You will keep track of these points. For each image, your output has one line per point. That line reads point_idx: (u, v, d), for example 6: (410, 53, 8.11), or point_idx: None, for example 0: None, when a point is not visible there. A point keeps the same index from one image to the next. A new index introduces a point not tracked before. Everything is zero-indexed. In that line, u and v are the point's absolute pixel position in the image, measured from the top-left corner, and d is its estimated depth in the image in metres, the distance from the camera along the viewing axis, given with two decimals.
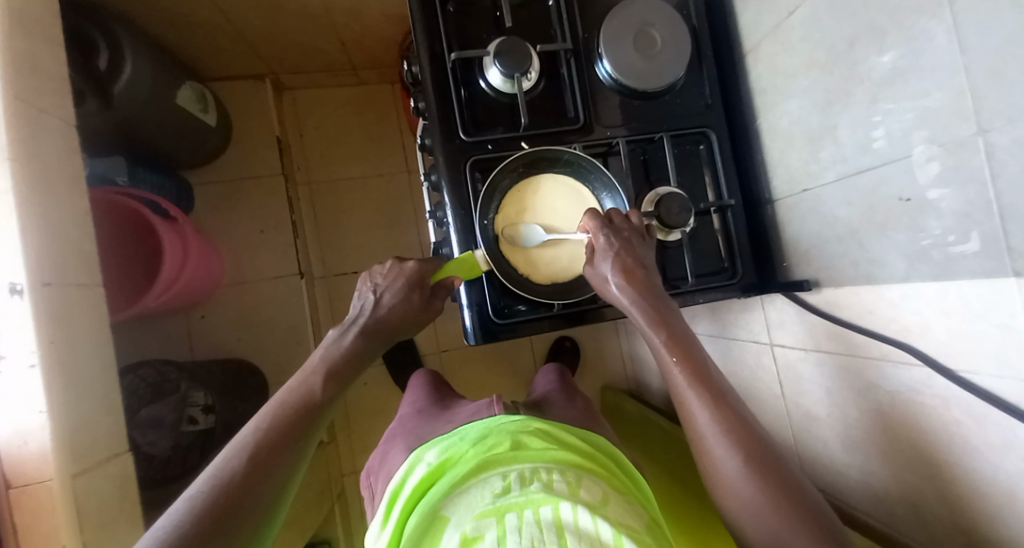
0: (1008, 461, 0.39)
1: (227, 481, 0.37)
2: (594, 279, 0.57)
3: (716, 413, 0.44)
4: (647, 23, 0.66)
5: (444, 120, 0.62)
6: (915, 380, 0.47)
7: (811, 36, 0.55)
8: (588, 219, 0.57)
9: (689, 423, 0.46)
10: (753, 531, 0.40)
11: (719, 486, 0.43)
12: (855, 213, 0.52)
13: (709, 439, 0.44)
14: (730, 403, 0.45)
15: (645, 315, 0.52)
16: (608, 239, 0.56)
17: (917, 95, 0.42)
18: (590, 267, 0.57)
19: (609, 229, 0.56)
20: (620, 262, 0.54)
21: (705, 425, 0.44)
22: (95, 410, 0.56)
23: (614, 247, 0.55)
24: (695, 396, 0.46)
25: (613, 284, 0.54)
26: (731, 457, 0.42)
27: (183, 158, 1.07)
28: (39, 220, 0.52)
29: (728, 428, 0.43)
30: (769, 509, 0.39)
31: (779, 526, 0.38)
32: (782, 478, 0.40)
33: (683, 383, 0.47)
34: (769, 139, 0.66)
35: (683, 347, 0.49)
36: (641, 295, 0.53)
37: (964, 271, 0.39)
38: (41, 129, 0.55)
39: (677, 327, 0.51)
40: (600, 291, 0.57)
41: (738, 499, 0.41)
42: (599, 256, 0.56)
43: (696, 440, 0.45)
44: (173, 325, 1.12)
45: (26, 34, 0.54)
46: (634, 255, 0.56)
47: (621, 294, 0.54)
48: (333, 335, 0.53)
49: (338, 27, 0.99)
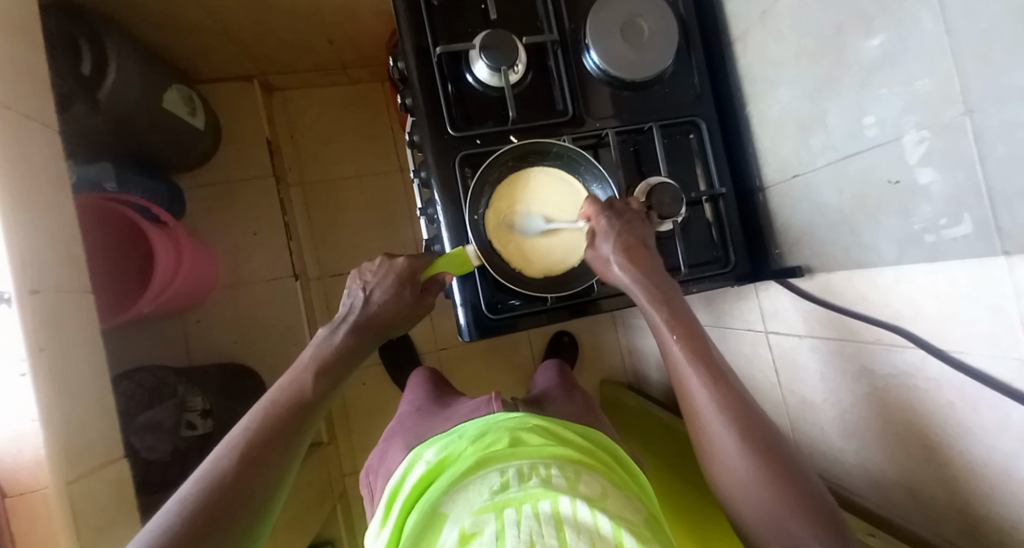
0: (1001, 440, 0.39)
1: (218, 482, 0.37)
2: (595, 262, 0.56)
3: (715, 390, 0.44)
4: (634, 13, 0.65)
5: (433, 115, 0.62)
6: (907, 363, 0.47)
7: (798, 21, 0.54)
8: (588, 205, 0.57)
9: (688, 401, 0.46)
10: (747, 509, 0.40)
11: (716, 463, 0.43)
12: (845, 200, 0.52)
13: (707, 418, 0.43)
14: (730, 381, 0.45)
15: (648, 294, 0.51)
16: (610, 221, 0.56)
17: (905, 80, 0.42)
18: (590, 250, 0.57)
19: (610, 212, 0.57)
20: (623, 242, 0.54)
21: (703, 404, 0.44)
22: (87, 417, 0.56)
23: (616, 228, 0.55)
24: (694, 375, 0.45)
25: (614, 265, 0.54)
26: (729, 436, 0.41)
27: (172, 162, 1.06)
28: (27, 227, 0.52)
29: (727, 406, 0.43)
30: (769, 491, 0.39)
31: (773, 502, 0.38)
32: (780, 457, 0.40)
33: (683, 363, 0.46)
34: (760, 128, 0.66)
35: (685, 325, 0.48)
36: (644, 274, 0.52)
37: (955, 255, 0.39)
38: (24, 136, 0.54)
39: (680, 308, 0.50)
40: (602, 274, 0.56)
41: (734, 478, 0.41)
42: (603, 238, 0.55)
43: (694, 419, 0.45)
44: (168, 330, 1.11)
45: (6, 41, 0.53)
46: (635, 236, 0.56)
47: (625, 274, 0.53)
48: (325, 333, 0.53)
49: (324, 26, 0.98)
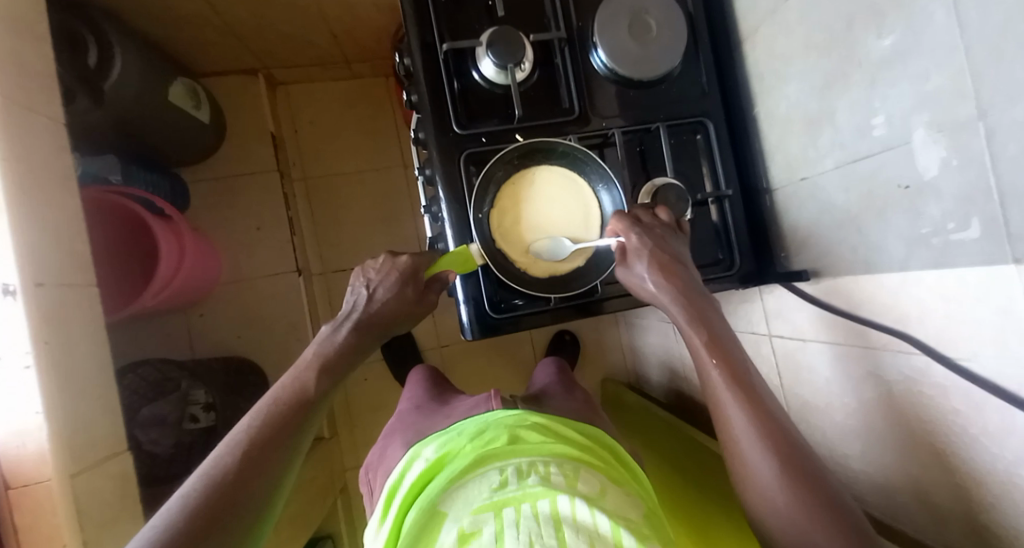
0: (1007, 448, 0.39)
1: (220, 478, 0.37)
2: (628, 278, 0.56)
3: (754, 417, 0.43)
4: (642, 10, 0.64)
5: (438, 112, 0.62)
6: (913, 369, 0.47)
7: (808, 19, 0.54)
8: (615, 221, 0.56)
9: (724, 426, 0.46)
10: (777, 523, 0.41)
11: (752, 488, 0.43)
12: (853, 201, 0.52)
13: (744, 444, 0.43)
14: (768, 408, 0.44)
15: (685, 315, 0.51)
16: (641, 238, 0.55)
17: (917, 78, 0.41)
18: (623, 268, 0.56)
19: (639, 228, 0.56)
20: (657, 259, 0.53)
21: (739, 428, 0.44)
22: (92, 410, 0.57)
23: (647, 245, 0.54)
24: (733, 399, 0.45)
25: (651, 284, 0.54)
26: (767, 463, 0.41)
27: (175, 155, 1.06)
28: (28, 218, 0.51)
29: (767, 434, 0.42)
30: (803, 516, 0.39)
31: (798, 516, 0.39)
32: (817, 483, 0.40)
33: (722, 387, 0.46)
34: (768, 128, 0.65)
35: (725, 350, 0.48)
36: (680, 292, 0.52)
37: (964, 257, 0.39)
38: (28, 128, 0.54)
39: (721, 330, 0.49)
40: (636, 290, 0.56)
41: (771, 504, 0.41)
42: (635, 256, 0.55)
43: (730, 443, 0.45)
44: (172, 323, 1.12)
45: (11, 32, 0.54)
46: (669, 251, 0.55)
47: (660, 292, 0.53)
48: (326, 331, 0.53)
49: (329, 19, 0.97)
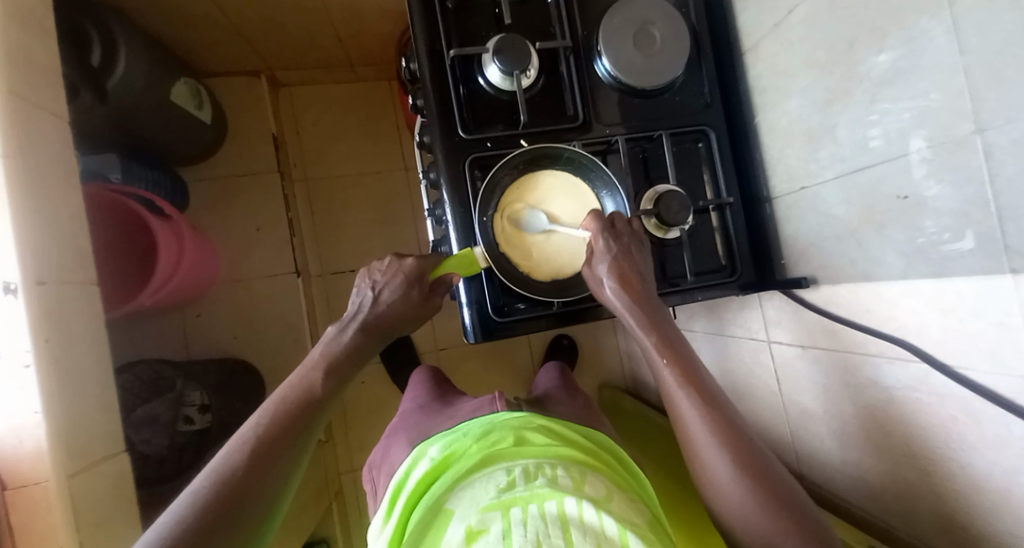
0: (1004, 456, 0.39)
1: (229, 476, 0.37)
2: (591, 282, 0.57)
3: (707, 416, 0.44)
4: (647, 21, 0.66)
5: (444, 117, 0.62)
6: (912, 378, 0.48)
7: (810, 33, 0.55)
8: (590, 220, 0.58)
9: (681, 425, 0.46)
10: (728, 505, 0.41)
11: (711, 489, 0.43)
12: (852, 212, 0.53)
13: (700, 442, 0.44)
14: (723, 408, 0.45)
15: (639, 321, 0.52)
16: (608, 242, 0.56)
17: (915, 94, 0.42)
18: (587, 269, 0.57)
19: (609, 233, 0.57)
20: (618, 267, 0.54)
21: (695, 429, 0.44)
22: (90, 410, 0.56)
23: (613, 251, 0.55)
24: (687, 398, 0.46)
25: (608, 289, 0.54)
26: (724, 463, 0.42)
27: (177, 155, 1.06)
28: (32, 216, 0.51)
29: (721, 433, 0.43)
30: (758, 510, 0.39)
31: (750, 504, 0.40)
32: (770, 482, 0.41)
33: (675, 387, 0.47)
34: (768, 138, 0.67)
35: (677, 353, 0.49)
36: (635, 301, 0.53)
37: (962, 269, 0.40)
38: (36, 126, 0.54)
39: (675, 337, 0.51)
40: (596, 293, 0.57)
41: (730, 503, 0.41)
42: (600, 259, 0.56)
43: (687, 442, 0.45)
44: (169, 323, 1.11)
45: (19, 28, 0.53)
46: (631, 262, 0.55)
47: (615, 298, 0.53)
48: (333, 331, 0.53)
49: (334, 22, 0.98)
